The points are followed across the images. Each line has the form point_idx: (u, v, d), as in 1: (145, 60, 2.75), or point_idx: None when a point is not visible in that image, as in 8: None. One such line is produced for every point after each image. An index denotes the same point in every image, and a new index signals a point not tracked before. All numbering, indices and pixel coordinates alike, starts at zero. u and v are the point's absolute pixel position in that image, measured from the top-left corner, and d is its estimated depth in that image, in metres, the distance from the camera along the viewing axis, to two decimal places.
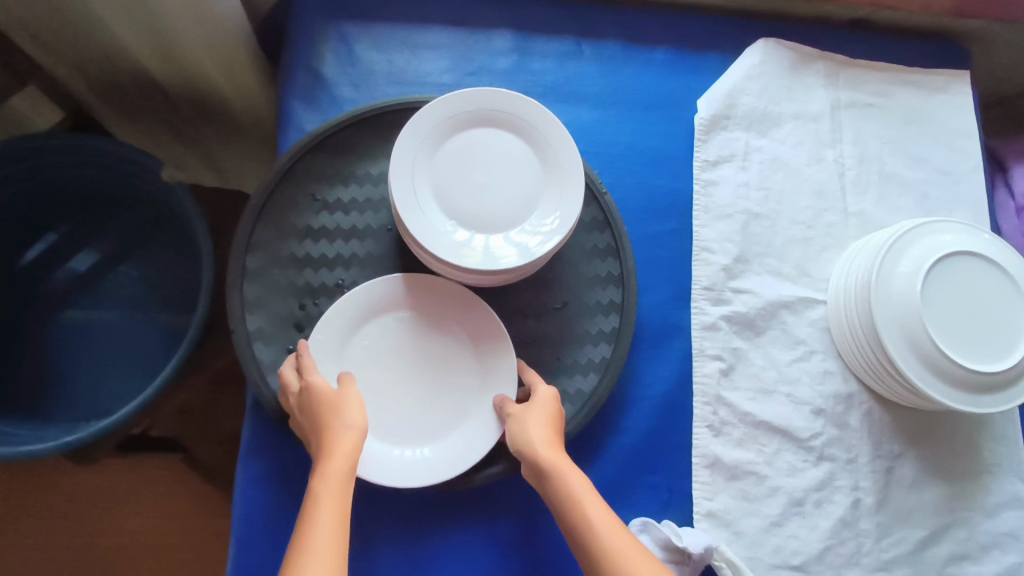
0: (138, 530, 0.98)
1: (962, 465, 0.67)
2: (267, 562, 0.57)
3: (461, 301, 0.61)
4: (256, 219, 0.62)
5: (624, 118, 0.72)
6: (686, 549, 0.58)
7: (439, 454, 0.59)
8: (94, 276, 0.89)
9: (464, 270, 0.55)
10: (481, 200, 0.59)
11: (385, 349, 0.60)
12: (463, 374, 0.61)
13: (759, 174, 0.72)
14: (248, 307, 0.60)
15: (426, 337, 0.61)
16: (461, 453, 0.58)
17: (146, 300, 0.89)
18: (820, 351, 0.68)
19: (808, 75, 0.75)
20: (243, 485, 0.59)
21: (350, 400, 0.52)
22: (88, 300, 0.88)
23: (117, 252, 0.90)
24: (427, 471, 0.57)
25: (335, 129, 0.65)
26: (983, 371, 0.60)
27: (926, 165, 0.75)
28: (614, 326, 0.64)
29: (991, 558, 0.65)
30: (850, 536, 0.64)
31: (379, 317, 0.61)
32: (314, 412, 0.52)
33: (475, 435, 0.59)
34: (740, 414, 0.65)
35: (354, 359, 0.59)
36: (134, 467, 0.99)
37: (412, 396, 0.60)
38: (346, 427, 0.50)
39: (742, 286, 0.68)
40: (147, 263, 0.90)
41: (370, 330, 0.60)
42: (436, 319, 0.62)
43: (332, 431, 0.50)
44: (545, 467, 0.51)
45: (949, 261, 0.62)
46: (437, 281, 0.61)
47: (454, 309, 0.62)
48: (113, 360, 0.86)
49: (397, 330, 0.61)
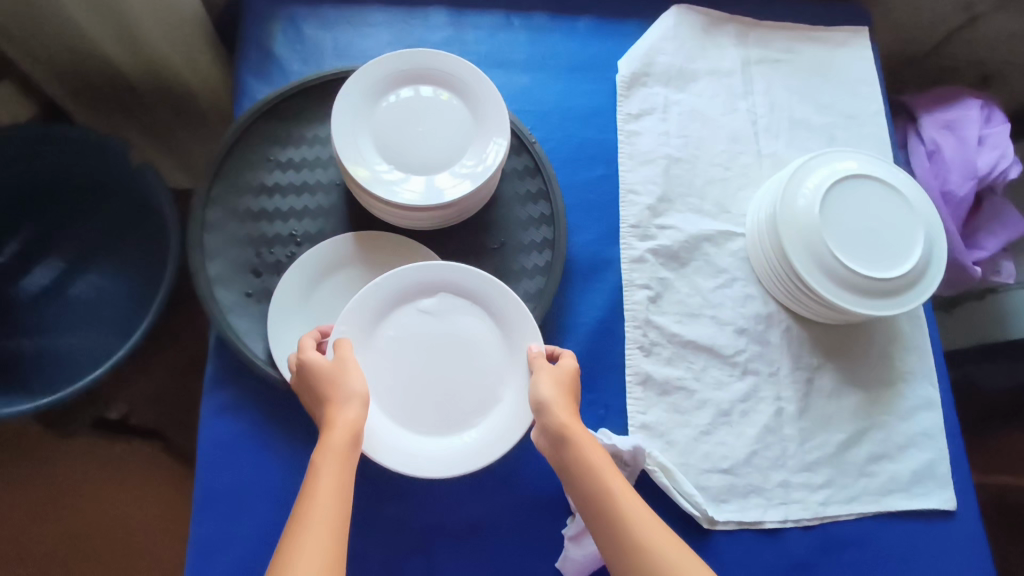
0: (111, 514, 1.00)
1: (878, 373, 0.73)
2: (232, 481, 0.63)
3: (485, 287, 0.62)
4: (213, 177, 0.68)
5: (552, 80, 0.79)
6: (616, 449, 0.64)
7: (478, 441, 0.60)
8: (58, 285, 0.94)
9: (397, 204, 0.62)
10: (417, 147, 0.66)
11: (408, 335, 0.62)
12: (492, 359, 0.63)
13: (678, 123, 0.79)
14: (207, 255, 0.66)
15: (451, 323, 0.63)
16: (492, 441, 0.59)
17: (123, 295, 0.94)
18: (741, 278, 0.74)
19: (719, 36, 0.83)
20: (209, 413, 0.64)
21: (356, 376, 0.56)
22: (67, 294, 0.94)
23: (80, 259, 0.96)
24: (466, 459, 0.59)
25: (285, 96, 0.72)
26: (873, 276, 0.66)
27: (833, 111, 0.82)
28: (547, 260, 0.70)
29: (908, 456, 0.70)
30: (775, 441, 0.70)
31: (335, 273, 0.67)
32: (327, 388, 0.55)
33: (510, 418, 0.60)
34: (669, 334, 0.71)
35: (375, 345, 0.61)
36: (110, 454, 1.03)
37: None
38: (353, 405, 0.54)
39: (666, 223, 0.75)
40: (122, 262, 0.96)
41: (394, 318, 0.63)
42: (461, 306, 0.64)
43: (335, 411, 0.54)
44: (564, 435, 0.54)
45: (845, 184, 0.69)
46: (466, 270, 0.63)
47: (479, 296, 0.63)
48: (81, 336, 0.91)
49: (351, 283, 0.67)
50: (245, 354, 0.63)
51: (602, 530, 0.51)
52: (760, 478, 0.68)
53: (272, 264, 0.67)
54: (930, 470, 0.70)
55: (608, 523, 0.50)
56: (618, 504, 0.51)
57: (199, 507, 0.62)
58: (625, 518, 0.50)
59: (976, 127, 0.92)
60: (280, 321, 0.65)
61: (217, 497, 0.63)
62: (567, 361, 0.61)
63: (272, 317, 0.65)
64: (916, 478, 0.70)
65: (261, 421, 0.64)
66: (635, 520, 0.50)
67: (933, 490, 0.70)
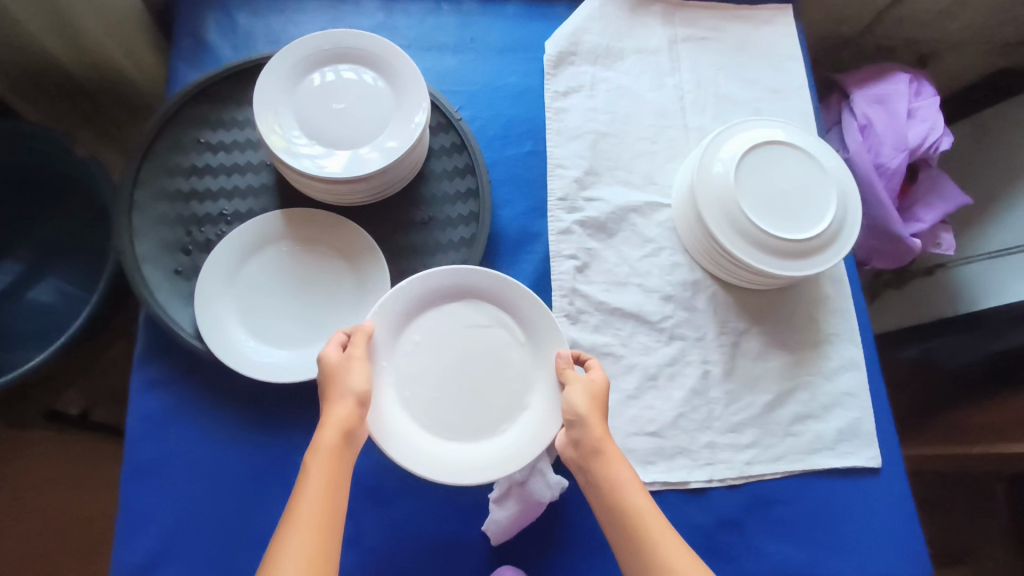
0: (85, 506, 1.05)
1: (803, 336, 0.75)
2: (162, 454, 0.64)
3: (509, 295, 0.65)
4: (141, 159, 0.70)
5: (481, 61, 0.81)
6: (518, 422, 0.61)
7: (506, 446, 0.62)
8: (18, 284, 0.94)
9: (315, 176, 0.63)
10: (340, 123, 0.67)
11: (433, 344, 0.65)
12: (515, 364, 0.65)
13: (606, 100, 0.80)
14: (135, 234, 0.67)
15: (473, 331, 0.65)
16: (521, 446, 0.61)
17: (75, 296, 0.94)
18: (669, 247, 0.76)
19: (646, 15, 0.85)
20: (139, 389, 0.65)
21: (355, 373, 0.57)
22: (23, 297, 0.93)
23: (40, 259, 0.96)
24: (495, 464, 0.61)
25: (213, 80, 0.73)
26: (787, 238, 0.68)
27: (758, 85, 0.84)
28: (471, 234, 0.71)
29: (832, 415, 0.72)
30: (702, 403, 0.71)
31: (264, 249, 0.68)
32: (330, 386, 0.57)
33: (541, 423, 0.62)
34: (596, 302, 0.73)
35: (400, 354, 0.64)
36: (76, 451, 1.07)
37: (296, 314, 0.67)
38: (349, 402, 0.56)
39: (593, 195, 0.76)
40: (77, 267, 0.96)
41: (420, 327, 0.65)
42: (481, 315, 0.66)
43: (332, 406, 0.56)
44: (597, 449, 0.56)
45: (759, 151, 0.71)
46: (489, 278, 0.65)
47: (502, 304, 0.66)
48: (37, 335, 0.91)
49: (281, 258, 0.69)
50: (171, 327, 0.64)
51: (622, 543, 0.53)
52: (688, 440, 0.69)
53: (200, 242, 0.69)
54: (855, 428, 0.72)
55: (630, 538, 0.53)
56: (643, 522, 0.53)
57: (128, 481, 0.63)
58: (650, 536, 0.52)
59: (906, 101, 0.94)
60: (208, 294, 0.65)
61: (147, 470, 0.63)
62: (595, 369, 0.61)
63: (199, 288, 0.65)
64: (841, 436, 0.71)
65: (192, 395, 0.65)
66: (659, 537, 0.52)
67: (858, 448, 0.71)
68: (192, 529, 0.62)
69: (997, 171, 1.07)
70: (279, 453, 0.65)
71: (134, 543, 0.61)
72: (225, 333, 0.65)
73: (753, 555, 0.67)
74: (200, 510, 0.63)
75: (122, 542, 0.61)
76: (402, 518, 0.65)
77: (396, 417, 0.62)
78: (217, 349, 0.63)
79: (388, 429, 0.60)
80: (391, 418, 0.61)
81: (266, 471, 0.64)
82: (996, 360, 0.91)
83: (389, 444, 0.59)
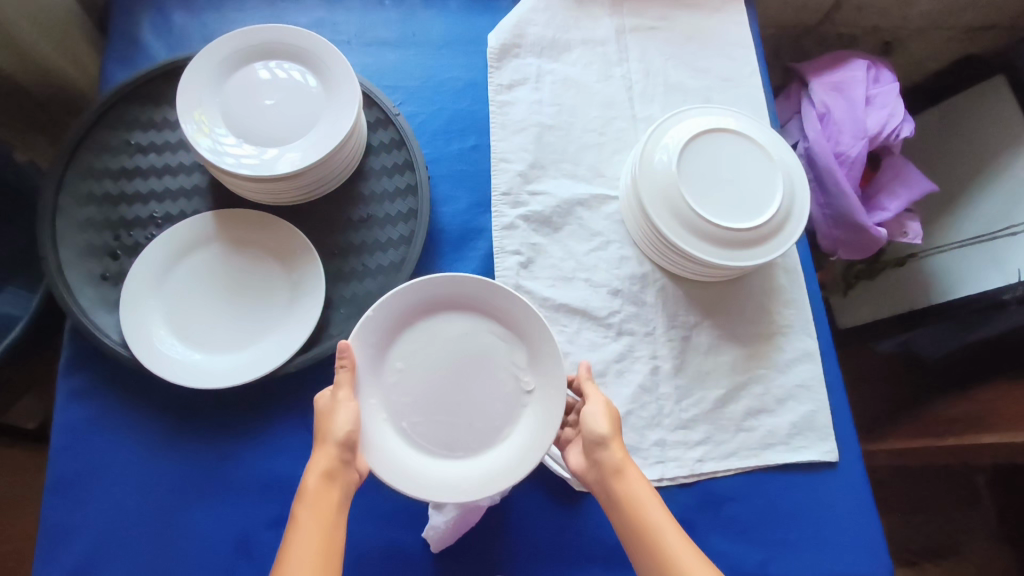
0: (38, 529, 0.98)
1: (756, 328, 0.73)
2: (86, 467, 0.61)
3: (484, 293, 0.63)
4: (67, 162, 0.68)
5: (424, 56, 0.80)
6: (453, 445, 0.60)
7: (506, 458, 0.59)
8: None
9: (237, 173, 0.61)
10: (270, 119, 0.65)
11: (420, 366, 0.62)
12: (505, 371, 0.62)
13: (552, 92, 0.79)
14: (59, 239, 0.65)
15: (458, 342, 0.63)
16: (528, 452, 0.58)
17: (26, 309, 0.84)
18: (616, 240, 0.74)
19: (593, 6, 0.83)
20: (62, 399, 0.63)
21: (341, 416, 0.55)
22: None
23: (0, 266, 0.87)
24: (497, 479, 0.58)
25: (143, 80, 0.72)
26: (731, 227, 0.66)
27: (708, 74, 0.82)
28: (404, 233, 0.70)
29: (786, 409, 0.70)
30: (651, 400, 0.69)
31: (196, 254, 0.66)
32: (321, 431, 0.55)
33: (538, 430, 0.59)
34: (540, 299, 0.70)
35: (387, 383, 0.61)
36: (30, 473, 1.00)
37: (235, 318, 0.65)
38: (337, 445, 0.54)
39: (538, 189, 0.74)
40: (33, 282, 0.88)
41: (402, 350, 0.62)
42: (462, 322, 0.64)
43: (321, 447, 0.54)
44: (618, 469, 0.55)
45: (703, 140, 0.70)
46: (461, 279, 0.62)
47: (479, 303, 0.63)
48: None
49: (216, 263, 0.66)
50: (94, 334, 0.62)
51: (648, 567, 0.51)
52: (636, 438, 0.67)
53: (128, 246, 0.67)
54: (810, 421, 0.70)
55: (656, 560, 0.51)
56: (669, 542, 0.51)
57: (49, 495, 0.60)
58: (677, 555, 0.50)
59: (863, 88, 0.92)
60: (135, 298, 0.63)
61: (70, 484, 0.61)
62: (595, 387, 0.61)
63: (125, 295, 0.62)
64: (796, 430, 0.69)
65: (119, 404, 0.63)
66: (684, 557, 0.50)
67: (814, 442, 0.69)
68: (116, 544, 0.59)
69: (964, 158, 1.06)
70: (210, 462, 0.62)
71: (57, 560, 0.59)
72: (150, 336, 0.62)
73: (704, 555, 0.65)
74: (126, 524, 0.60)
75: (42, 558, 0.59)
76: None
77: (405, 452, 0.59)
78: (140, 353, 0.61)
79: (399, 467, 0.57)
80: (401, 455, 0.59)
81: (195, 481, 0.62)
82: (982, 346, 0.90)
83: (404, 483, 0.56)
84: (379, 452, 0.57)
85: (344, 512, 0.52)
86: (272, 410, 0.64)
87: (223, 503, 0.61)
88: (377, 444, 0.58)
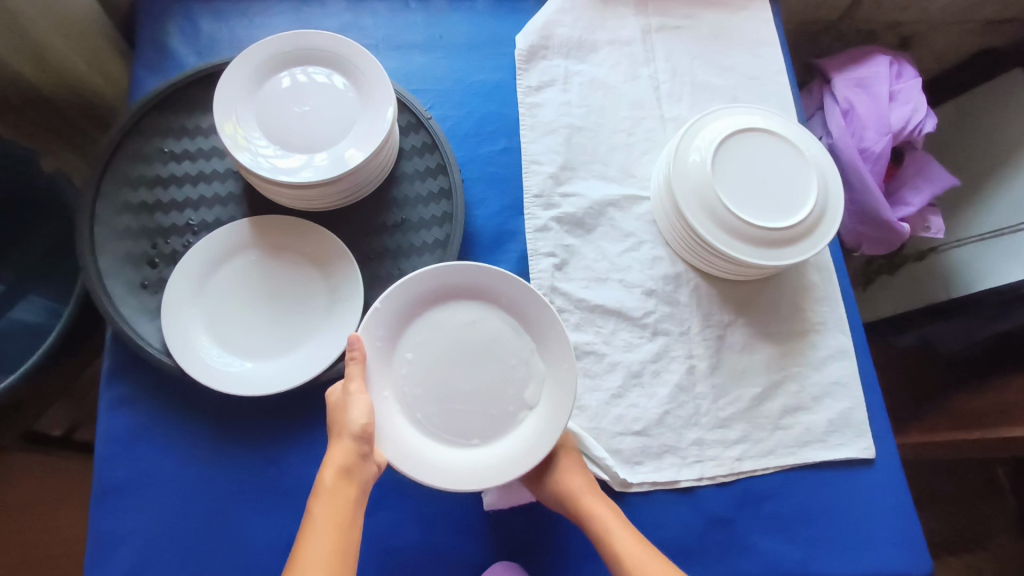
0: (71, 534, 0.99)
1: (790, 326, 0.73)
2: (132, 474, 0.62)
3: (491, 280, 0.63)
4: (103, 171, 0.68)
5: (451, 59, 0.80)
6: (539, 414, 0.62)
7: (521, 446, 0.59)
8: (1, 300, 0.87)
9: (272, 179, 0.61)
10: (306, 126, 0.66)
11: (430, 356, 0.62)
12: (517, 359, 0.62)
13: (580, 93, 0.79)
14: (97, 248, 0.65)
15: (463, 329, 0.63)
16: (543, 436, 0.58)
17: (53, 317, 0.88)
18: (649, 240, 0.74)
19: (619, 6, 0.83)
20: (106, 407, 0.63)
21: (355, 408, 0.55)
22: (6, 314, 0.86)
23: (27, 276, 0.90)
24: (511, 466, 0.58)
25: (176, 87, 0.72)
26: (761, 225, 0.66)
27: (734, 73, 0.82)
28: (439, 236, 0.70)
29: (823, 406, 0.70)
30: (688, 399, 0.69)
31: (228, 257, 0.66)
32: (336, 425, 0.55)
33: (552, 416, 0.59)
34: (576, 300, 0.71)
35: (399, 376, 0.61)
36: (61, 480, 1.01)
37: (261, 317, 0.65)
38: (352, 439, 0.54)
39: (569, 191, 0.75)
40: (59, 287, 0.90)
41: (411, 342, 0.62)
42: (470, 310, 0.64)
43: (337, 440, 0.54)
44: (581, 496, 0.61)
45: (735, 139, 0.70)
46: (467, 267, 0.62)
47: (486, 290, 0.63)
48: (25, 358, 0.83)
49: (242, 264, 0.66)
50: (137, 343, 0.62)
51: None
52: (675, 438, 0.68)
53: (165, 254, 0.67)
54: (846, 418, 0.70)
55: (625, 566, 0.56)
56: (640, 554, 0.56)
57: (96, 504, 0.61)
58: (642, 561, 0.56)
59: (887, 83, 0.92)
60: (174, 305, 0.63)
61: (116, 492, 0.61)
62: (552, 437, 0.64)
63: (165, 303, 0.62)
64: (832, 427, 0.70)
65: (163, 411, 0.64)
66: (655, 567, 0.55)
67: (850, 439, 0.69)
68: (163, 551, 0.60)
69: (984, 151, 1.05)
70: (254, 468, 0.63)
71: (105, 567, 0.59)
72: (191, 343, 0.63)
73: (745, 553, 0.65)
74: (173, 531, 0.60)
75: (92, 566, 0.59)
76: (383, 529, 0.64)
77: (425, 444, 0.59)
78: (183, 361, 0.61)
79: (420, 459, 0.58)
80: (421, 447, 0.59)
81: (240, 487, 0.62)
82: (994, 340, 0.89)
83: (426, 474, 0.56)
84: (398, 444, 0.58)
85: (359, 506, 0.53)
86: (314, 416, 0.65)
87: (268, 508, 0.62)
88: (396, 437, 0.59)
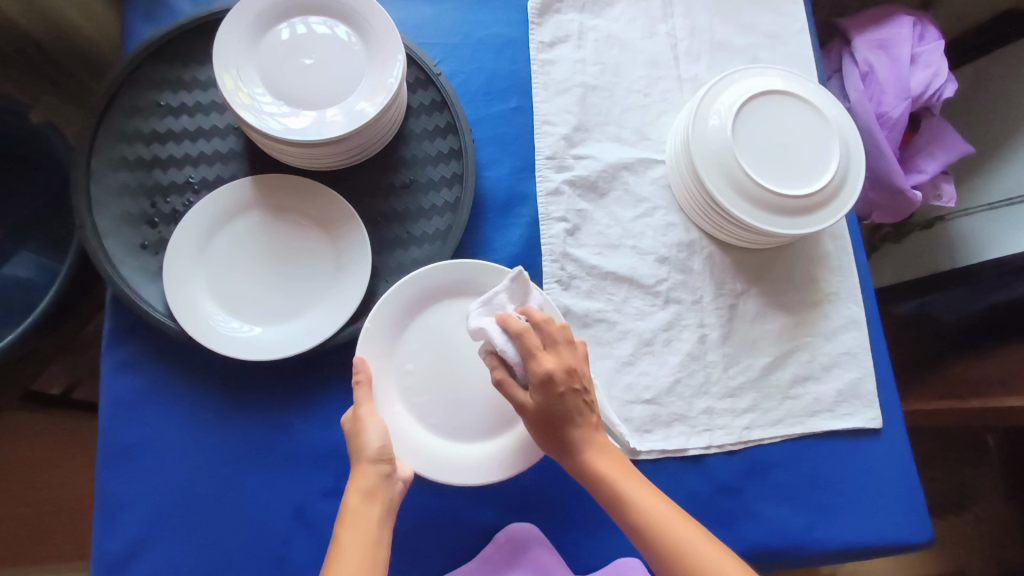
0: (75, 490, 0.99)
1: (802, 296, 0.72)
2: (140, 439, 0.61)
3: (474, 276, 0.63)
4: (96, 124, 0.65)
5: (462, 11, 0.76)
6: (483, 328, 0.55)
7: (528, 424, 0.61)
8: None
9: (276, 137, 0.59)
10: (311, 80, 0.62)
11: (428, 364, 0.62)
12: None
13: (595, 50, 0.76)
14: (94, 207, 0.63)
15: (455, 328, 0.63)
16: None
17: (47, 274, 0.85)
18: (662, 206, 0.72)
19: None
20: (108, 371, 0.62)
21: (371, 431, 0.54)
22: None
23: (24, 228, 0.87)
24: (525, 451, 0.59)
25: (172, 35, 0.68)
26: (780, 192, 0.65)
27: (756, 31, 0.79)
28: (450, 198, 0.68)
29: (833, 376, 0.70)
30: (699, 367, 0.68)
31: (225, 220, 0.64)
32: (353, 451, 0.54)
33: None
34: (588, 267, 0.69)
35: (402, 387, 0.61)
36: (57, 436, 1.00)
37: (263, 285, 0.63)
38: (373, 462, 0.53)
39: (582, 153, 0.72)
40: (55, 242, 0.87)
41: (406, 353, 0.62)
42: (455, 306, 0.63)
43: (358, 467, 0.53)
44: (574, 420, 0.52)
45: (753, 104, 0.68)
46: (450, 265, 0.62)
47: (467, 286, 0.63)
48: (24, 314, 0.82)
49: (242, 240, 0.64)
50: (141, 307, 0.60)
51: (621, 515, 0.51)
52: (684, 407, 0.67)
53: (166, 214, 0.65)
54: (855, 388, 0.70)
55: (629, 510, 0.51)
56: (651, 509, 0.51)
57: (102, 467, 0.60)
58: (663, 521, 0.50)
59: (909, 45, 0.89)
60: (176, 268, 0.61)
61: (124, 457, 0.60)
62: (544, 362, 0.52)
63: (165, 267, 0.60)
64: (841, 398, 0.70)
65: (170, 374, 0.62)
66: (681, 527, 0.50)
67: (859, 409, 0.69)
68: (171, 515, 0.60)
69: (991, 112, 1.02)
70: (262, 435, 0.62)
71: (115, 531, 0.59)
72: (199, 313, 0.61)
73: (752, 520, 0.66)
74: (182, 495, 0.60)
75: (98, 529, 0.59)
76: None
77: (459, 447, 0.60)
78: (189, 326, 0.59)
79: (455, 465, 0.59)
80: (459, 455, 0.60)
81: (249, 454, 0.61)
82: (988, 315, 0.87)
83: (461, 476, 0.58)
84: (427, 449, 0.59)
85: (387, 525, 0.51)
86: (322, 381, 0.64)
87: (276, 473, 0.62)
88: (425, 444, 0.59)
